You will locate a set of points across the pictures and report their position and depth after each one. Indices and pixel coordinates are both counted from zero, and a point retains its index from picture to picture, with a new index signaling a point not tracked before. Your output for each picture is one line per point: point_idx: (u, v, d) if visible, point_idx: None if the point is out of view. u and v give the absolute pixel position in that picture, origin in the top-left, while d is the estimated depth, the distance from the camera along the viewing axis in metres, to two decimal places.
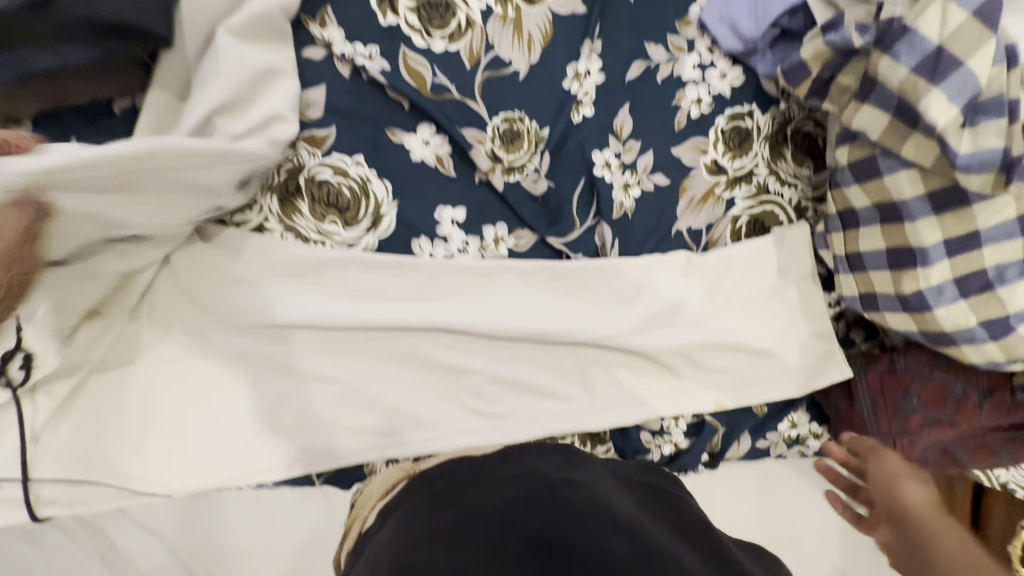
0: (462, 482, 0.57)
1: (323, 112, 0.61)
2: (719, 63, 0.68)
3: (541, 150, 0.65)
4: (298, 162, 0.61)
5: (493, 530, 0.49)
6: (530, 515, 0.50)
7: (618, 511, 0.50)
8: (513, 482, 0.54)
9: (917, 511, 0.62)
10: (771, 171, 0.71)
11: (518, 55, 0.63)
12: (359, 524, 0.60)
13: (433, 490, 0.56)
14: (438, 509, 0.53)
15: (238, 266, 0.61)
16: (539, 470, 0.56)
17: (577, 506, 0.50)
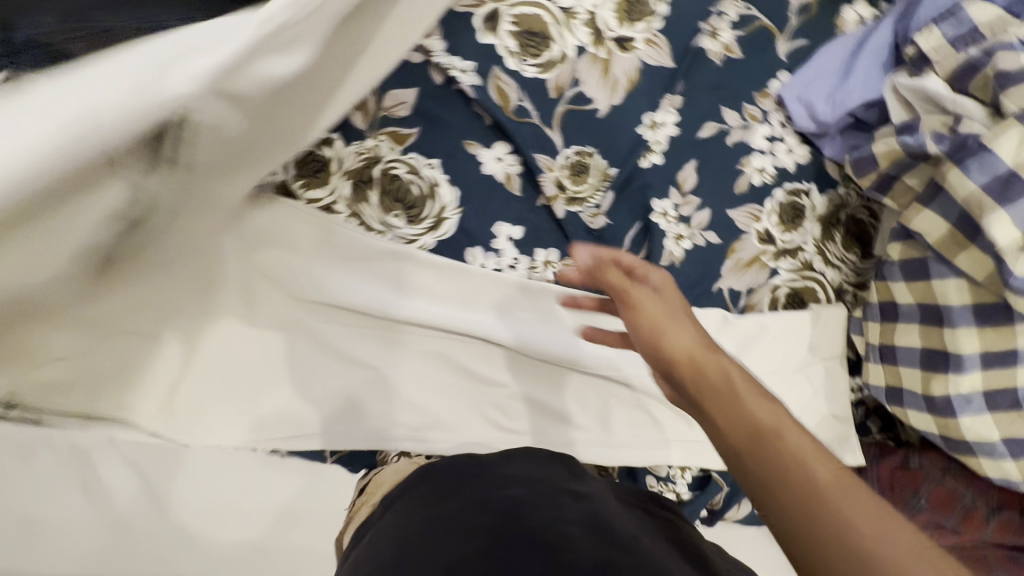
0: (466, 476, 0.57)
1: (411, 113, 0.64)
2: (788, 138, 0.70)
3: (606, 187, 0.68)
4: (376, 153, 0.64)
5: (493, 520, 0.49)
6: (532, 513, 0.50)
7: (615, 527, 0.50)
8: (513, 484, 0.55)
9: (691, 359, 0.42)
10: (818, 250, 0.72)
11: (602, 94, 0.67)
12: (366, 508, 0.60)
13: (443, 485, 0.57)
14: (441, 499, 0.54)
15: (310, 246, 0.63)
16: (540, 477, 0.57)
17: (578, 515, 0.51)
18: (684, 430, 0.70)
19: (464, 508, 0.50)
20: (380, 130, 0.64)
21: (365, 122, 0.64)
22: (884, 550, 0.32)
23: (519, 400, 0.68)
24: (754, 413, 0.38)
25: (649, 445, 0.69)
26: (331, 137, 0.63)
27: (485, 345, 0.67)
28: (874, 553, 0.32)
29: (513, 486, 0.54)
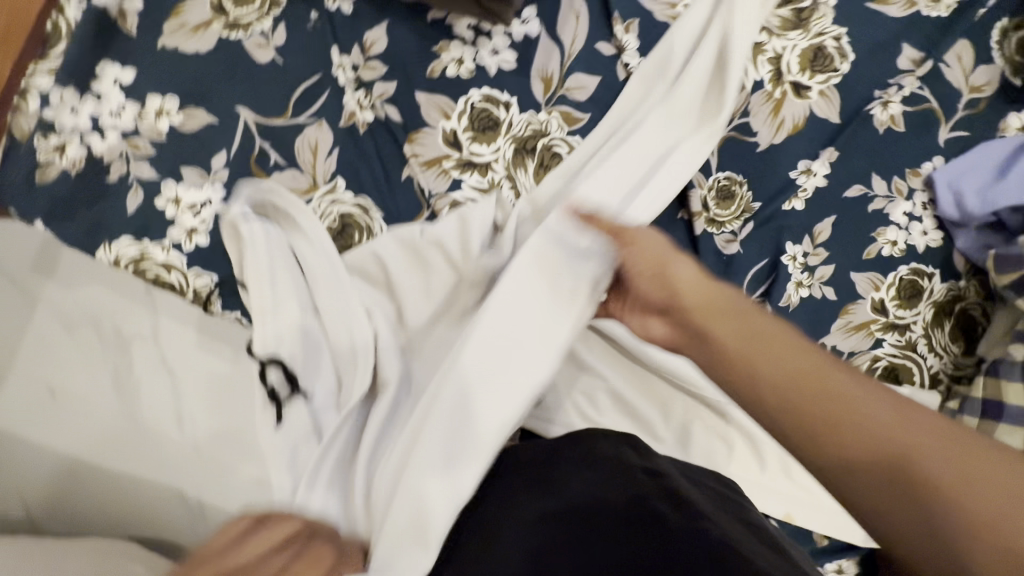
0: (539, 458, 0.54)
1: (587, 98, 0.66)
2: (926, 220, 0.72)
3: (745, 218, 0.70)
4: (545, 127, 0.66)
5: (571, 525, 0.46)
6: (610, 518, 0.46)
7: (696, 507, 0.47)
8: (592, 470, 0.51)
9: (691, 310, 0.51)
10: (925, 333, 0.72)
11: (766, 131, 0.70)
12: None
13: (516, 472, 0.54)
14: (519, 491, 0.51)
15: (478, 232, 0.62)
16: (622, 460, 0.52)
17: (662, 517, 0.46)
18: (756, 474, 0.70)
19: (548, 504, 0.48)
20: (554, 106, 0.66)
21: (544, 94, 0.66)
22: (925, 454, 0.41)
23: (608, 394, 0.70)
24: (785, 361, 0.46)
25: None
26: (509, 101, 0.65)
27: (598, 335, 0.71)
28: (919, 456, 0.41)
29: (595, 473, 0.51)
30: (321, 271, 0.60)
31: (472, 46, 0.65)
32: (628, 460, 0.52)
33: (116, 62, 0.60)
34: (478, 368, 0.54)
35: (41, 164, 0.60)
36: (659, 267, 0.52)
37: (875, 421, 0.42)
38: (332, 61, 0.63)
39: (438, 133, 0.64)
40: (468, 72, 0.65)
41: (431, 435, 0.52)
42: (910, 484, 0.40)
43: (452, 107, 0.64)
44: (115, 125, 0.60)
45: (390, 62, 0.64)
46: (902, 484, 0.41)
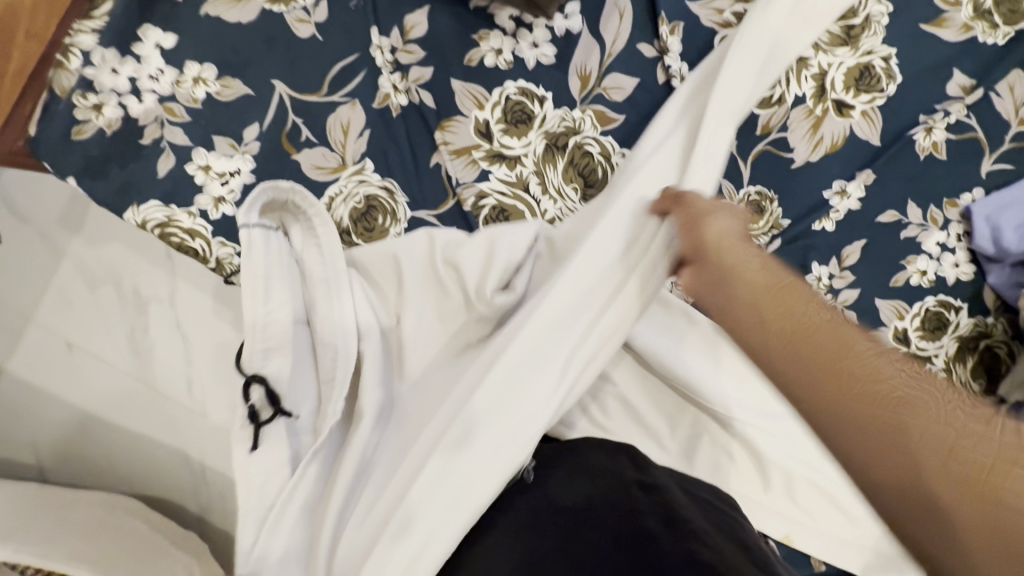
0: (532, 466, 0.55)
1: (623, 99, 0.65)
2: (959, 252, 0.70)
3: (773, 234, 0.69)
4: (578, 125, 0.65)
5: (562, 516, 0.46)
6: (599, 508, 0.47)
7: (690, 519, 0.46)
8: (580, 474, 0.52)
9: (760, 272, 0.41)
10: (946, 367, 0.70)
11: (803, 147, 0.68)
12: None
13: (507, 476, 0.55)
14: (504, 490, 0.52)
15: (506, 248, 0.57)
16: (611, 467, 0.53)
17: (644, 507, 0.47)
18: (760, 494, 0.69)
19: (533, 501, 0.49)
20: (589, 105, 0.65)
21: (579, 92, 0.65)
22: (914, 403, 0.32)
23: (616, 399, 0.70)
24: (817, 318, 0.37)
25: None
26: (544, 96, 0.65)
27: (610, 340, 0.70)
28: (904, 403, 0.32)
29: (582, 479, 0.51)
30: (321, 279, 0.55)
31: (512, 37, 0.64)
32: (621, 469, 0.52)
33: (159, 26, 0.61)
34: (485, 397, 0.47)
35: (77, 122, 0.60)
36: (691, 217, 0.47)
37: (930, 401, 0.32)
38: (372, 42, 0.63)
39: (470, 123, 0.64)
40: (506, 64, 0.64)
41: (426, 475, 0.45)
42: (1004, 477, 0.29)
43: (486, 97, 0.64)
44: (152, 89, 0.61)
45: (428, 46, 0.63)
46: (962, 469, 0.30)
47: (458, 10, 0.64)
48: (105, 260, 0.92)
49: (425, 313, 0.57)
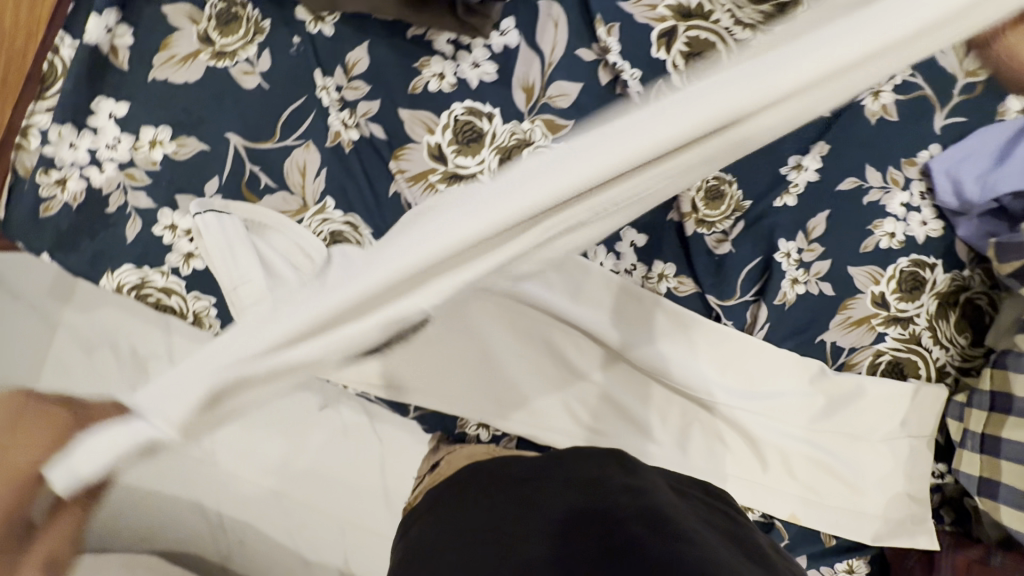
0: (513, 476, 0.55)
1: (570, 105, 0.66)
2: (925, 210, 0.70)
3: (736, 217, 0.70)
4: (529, 136, 0.66)
5: (550, 531, 0.46)
6: (586, 519, 0.47)
7: (677, 517, 0.47)
8: (567, 487, 0.52)
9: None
10: (930, 325, 0.71)
11: None
12: (432, 484, 0.63)
13: (489, 487, 0.54)
14: (489, 504, 0.52)
15: None
16: (594, 476, 0.53)
17: (631, 510, 0.47)
18: (757, 475, 0.70)
19: (523, 517, 0.48)
20: (537, 115, 0.66)
21: (526, 104, 0.66)
22: None
23: (603, 399, 0.70)
24: None
25: (721, 481, 0.69)
26: (491, 112, 0.66)
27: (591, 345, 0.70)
28: None
29: (570, 492, 0.51)
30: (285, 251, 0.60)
31: (452, 61, 0.66)
32: (609, 475, 0.53)
33: (110, 97, 0.62)
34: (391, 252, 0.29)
35: (43, 200, 0.62)
36: None
37: None
38: (317, 84, 0.65)
39: (423, 149, 0.65)
40: (450, 86, 0.66)
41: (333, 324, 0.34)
42: None
43: (436, 122, 0.65)
44: (112, 158, 0.63)
45: (372, 80, 0.65)
46: None
47: (396, 41, 0.65)
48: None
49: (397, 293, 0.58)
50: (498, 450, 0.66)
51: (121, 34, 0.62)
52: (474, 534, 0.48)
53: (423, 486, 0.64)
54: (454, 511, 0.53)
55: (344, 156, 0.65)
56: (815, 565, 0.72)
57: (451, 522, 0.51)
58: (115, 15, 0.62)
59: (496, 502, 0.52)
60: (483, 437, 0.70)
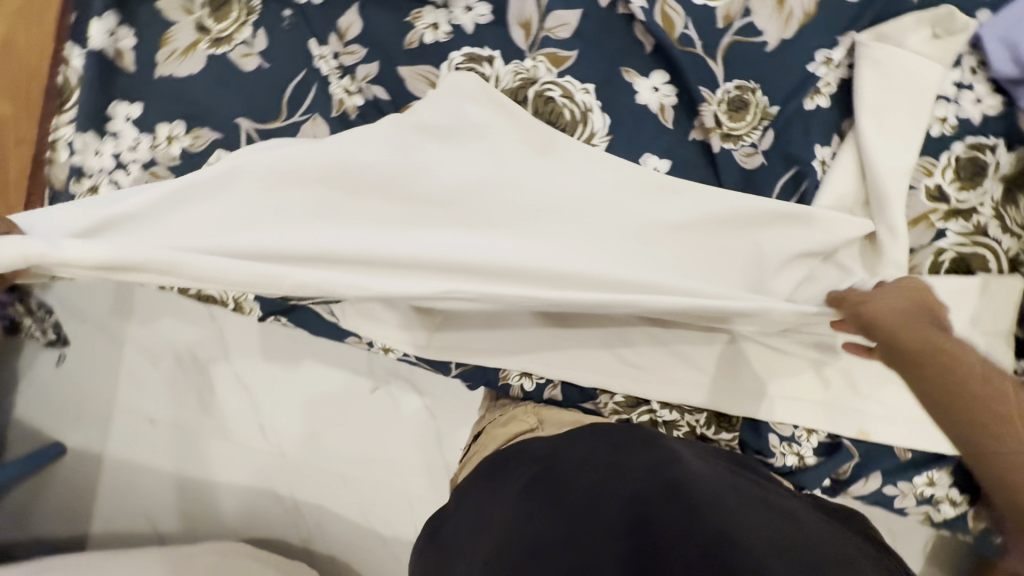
0: (537, 458, 0.57)
1: (571, 34, 0.63)
2: (979, 87, 0.64)
3: (765, 126, 0.64)
4: (532, 74, 0.63)
5: (575, 503, 0.49)
6: (613, 492, 0.49)
7: (703, 493, 0.48)
8: (593, 461, 0.54)
9: None
10: (996, 214, 0.64)
11: (773, 27, 0.63)
12: (473, 460, 0.66)
13: (513, 462, 0.58)
14: (517, 477, 0.55)
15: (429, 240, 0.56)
16: (619, 453, 0.55)
17: (656, 486, 0.49)
18: (819, 395, 0.66)
19: (550, 492, 0.51)
20: (539, 51, 0.63)
21: (526, 41, 0.64)
22: None
23: (644, 334, 0.67)
24: None
25: (778, 406, 0.66)
26: (492, 55, 0.64)
27: None
28: None
29: (595, 467, 0.53)
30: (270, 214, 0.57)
31: (444, 9, 0.64)
32: (629, 454, 0.55)
33: (125, 99, 0.64)
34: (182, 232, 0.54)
35: None
36: None
37: None
38: (312, 54, 0.64)
39: None
40: (446, 35, 0.64)
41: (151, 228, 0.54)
42: None
43: (437, 75, 0.64)
44: (135, 159, 0.65)
45: (367, 42, 0.64)
46: None
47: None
48: (162, 334, 1.04)
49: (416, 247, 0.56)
50: (540, 426, 0.64)
51: (123, 37, 0.64)
52: (508, 528, 0.49)
53: (468, 460, 0.68)
54: (489, 502, 0.54)
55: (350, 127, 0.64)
56: (891, 481, 0.69)
57: (485, 519, 0.52)
58: (115, 18, 0.63)
59: (524, 489, 0.53)
60: (528, 387, 0.70)
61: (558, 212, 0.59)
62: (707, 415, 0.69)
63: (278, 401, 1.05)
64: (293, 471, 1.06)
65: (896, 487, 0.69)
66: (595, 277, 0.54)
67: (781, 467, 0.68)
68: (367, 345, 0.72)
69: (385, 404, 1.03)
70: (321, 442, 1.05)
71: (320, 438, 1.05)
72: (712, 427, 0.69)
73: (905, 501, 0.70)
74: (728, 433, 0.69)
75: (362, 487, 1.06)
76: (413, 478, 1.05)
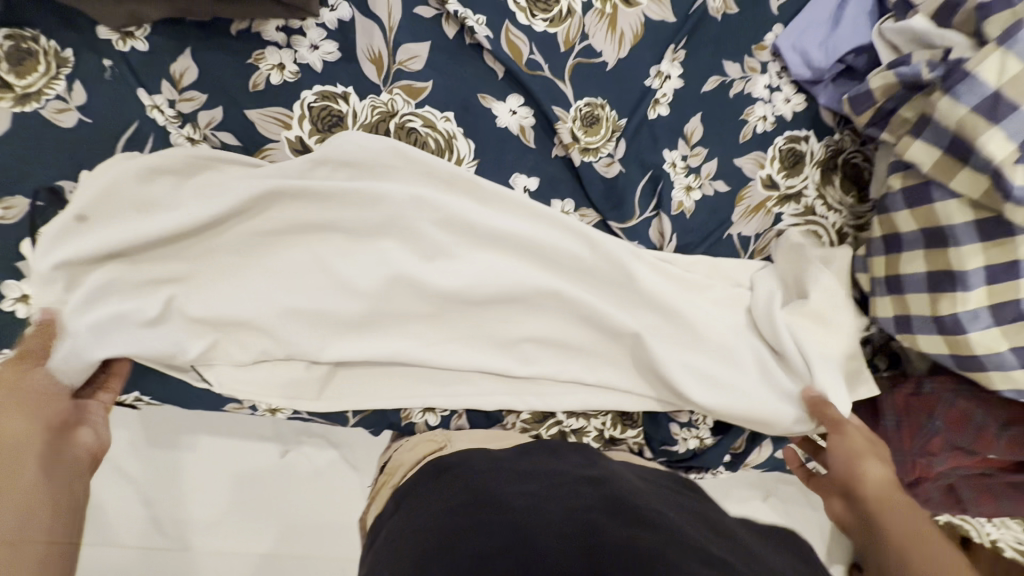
0: (478, 470, 0.52)
1: (423, 66, 0.64)
2: (785, 88, 0.73)
3: (617, 137, 0.69)
4: (391, 107, 0.64)
5: (507, 516, 0.44)
6: (548, 505, 0.45)
7: (644, 506, 0.45)
8: (532, 476, 0.50)
9: None
10: (819, 194, 0.74)
11: (609, 48, 0.68)
12: (386, 486, 0.64)
13: (439, 485, 0.52)
14: (440, 500, 0.49)
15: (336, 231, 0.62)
16: (556, 470, 0.52)
17: (597, 500, 0.45)
18: None
19: (475, 512, 0.45)
20: (393, 84, 0.63)
21: (379, 75, 0.63)
22: None
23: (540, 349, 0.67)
24: None
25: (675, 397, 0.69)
26: (345, 92, 0.63)
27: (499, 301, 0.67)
28: None
29: (534, 484, 0.49)
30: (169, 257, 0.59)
31: (289, 48, 0.61)
32: (568, 469, 0.52)
33: None
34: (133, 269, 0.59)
35: None
36: None
37: None
38: (144, 103, 0.59)
39: (284, 146, 0.63)
40: (294, 75, 0.62)
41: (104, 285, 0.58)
42: None
43: (290, 116, 0.62)
44: None
45: (209, 89, 0.60)
46: None
47: (221, 40, 0.60)
48: None
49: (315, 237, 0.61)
50: (449, 442, 0.63)
51: None
52: (442, 537, 0.43)
53: (379, 489, 0.65)
54: (417, 516, 0.48)
55: (204, 164, 0.61)
56: (782, 445, 0.76)
57: (413, 531, 0.46)
58: None
59: (453, 507, 0.47)
60: (433, 422, 0.68)
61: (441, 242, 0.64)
62: (612, 417, 0.71)
63: (166, 491, 0.92)
64: (194, 571, 0.93)
65: (786, 450, 0.76)
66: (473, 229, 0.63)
67: (685, 452, 0.73)
68: (253, 408, 0.67)
69: (294, 466, 0.96)
70: (225, 528, 0.94)
71: (223, 522, 0.94)
72: (618, 426, 0.72)
73: (796, 461, 0.77)
74: (634, 430, 0.73)
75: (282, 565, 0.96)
76: (339, 542, 0.98)
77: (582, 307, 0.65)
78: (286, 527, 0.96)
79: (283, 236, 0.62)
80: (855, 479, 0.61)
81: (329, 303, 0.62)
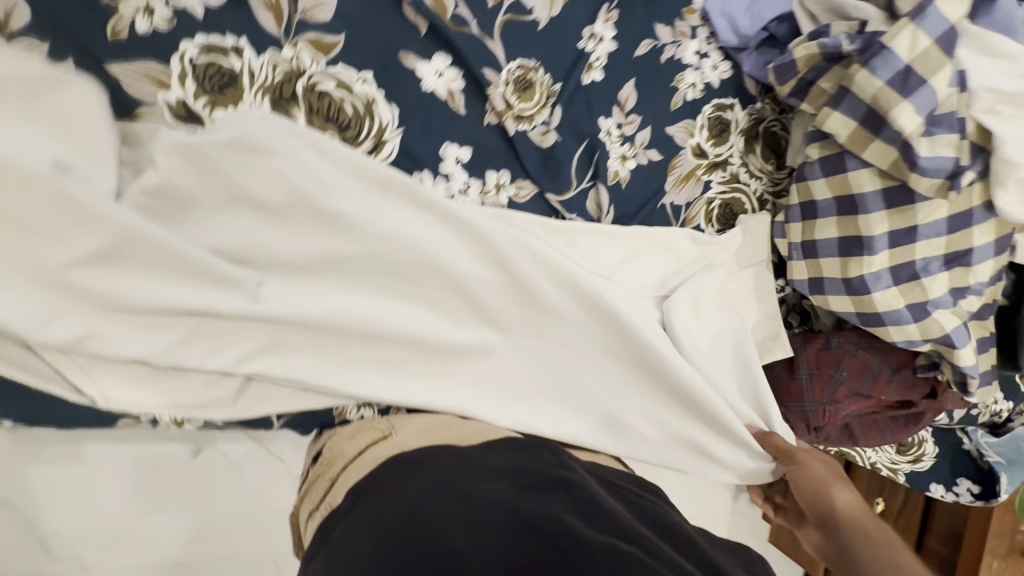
0: (448, 467, 0.49)
1: (332, 17, 0.55)
2: (713, 54, 0.73)
3: (551, 104, 0.65)
4: (296, 64, 0.55)
5: (476, 522, 0.41)
6: (522, 507, 0.43)
7: (612, 514, 0.43)
8: (499, 477, 0.48)
9: None
10: (742, 162, 0.76)
11: (541, 5, 0.63)
12: (321, 478, 0.59)
13: (396, 478, 0.49)
14: (391, 502, 0.45)
15: (219, 198, 0.52)
16: (524, 467, 0.50)
17: (567, 504, 0.44)
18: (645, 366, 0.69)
19: (435, 516, 0.42)
20: (297, 37, 0.54)
21: (278, 27, 0.54)
22: None
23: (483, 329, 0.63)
24: None
25: (621, 369, 0.68)
26: (237, 44, 0.52)
27: (428, 286, 0.60)
28: None
29: (505, 484, 0.47)
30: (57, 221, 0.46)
31: None
32: (534, 464, 0.50)
33: None
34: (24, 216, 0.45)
35: None
36: None
37: None
38: None
39: (162, 110, 0.52)
40: (167, 22, 0.50)
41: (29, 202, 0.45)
42: None
43: (167, 73, 0.51)
44: None
45: (51, 35, 0.48)
46: None
47: None
48: None
49: (210, 224, 0.52)
50: (393, 429, 0.59)
51: None
52: (412, 536, 0.40)
53: (314, 481, 0.60)
54: (379, 514, 0.44)
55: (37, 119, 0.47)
56: None
57: (369, 532, 0.42)
58: None
59: (412, 505, 0.44)
60: (369, 416, 0.64)
61: (366, 235, 0.55)
62: None
63: (50, 512, 0.79)
64: None
65: None
66: (401, 224, 0.57)
67: None
68: (154, 419, 0.58)
69: (213, 466, 0.87)
70: (128, 543, 0.84)
71: (129, 534, 0.83)
72: None
73: None
74: None
75: (203, 569, 0.89)
76: (270, 532, 0.93)
77: (518, 287, 0.62)
78: (208, 529, 0.88)
79: (170, 223, 0.52)
80: (860, 519, 0.68)
81: (230, 300, 0.52)
